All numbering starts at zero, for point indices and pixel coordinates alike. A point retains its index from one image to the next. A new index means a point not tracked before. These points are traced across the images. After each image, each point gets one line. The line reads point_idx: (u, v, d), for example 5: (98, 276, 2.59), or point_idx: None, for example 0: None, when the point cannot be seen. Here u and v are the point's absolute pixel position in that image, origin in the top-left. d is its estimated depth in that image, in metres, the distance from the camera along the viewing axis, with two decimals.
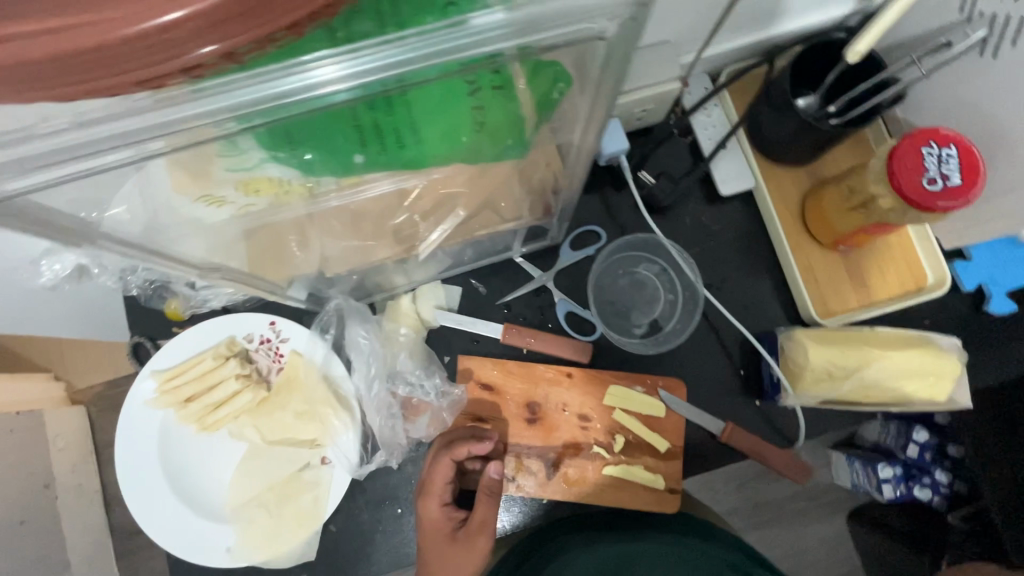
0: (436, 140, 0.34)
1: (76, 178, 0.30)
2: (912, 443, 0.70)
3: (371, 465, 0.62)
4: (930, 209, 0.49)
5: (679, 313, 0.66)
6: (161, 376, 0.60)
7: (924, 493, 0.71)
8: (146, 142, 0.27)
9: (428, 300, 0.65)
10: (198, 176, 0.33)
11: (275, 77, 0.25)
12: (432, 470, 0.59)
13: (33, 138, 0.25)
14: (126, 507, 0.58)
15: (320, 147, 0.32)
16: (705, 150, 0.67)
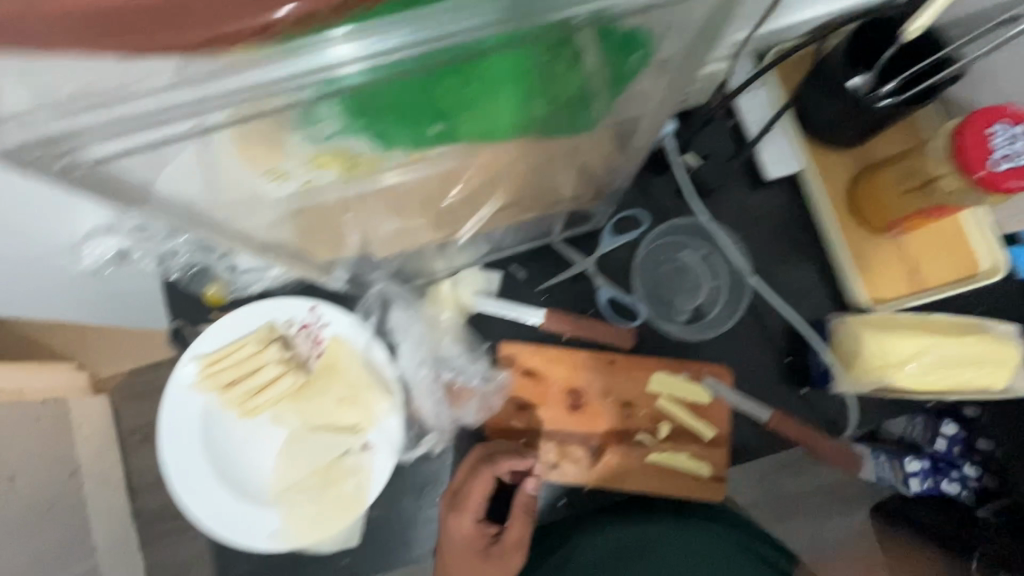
0: (508, 112, 0.33)
1: (152, 147, 0.29)
2: (940, 436, 0.73)
3: (416, 450, 0.63)
4: (999, 189, 0.48)
5: (723, 299, 0.64)
6: (204, 360, 0.60)
7: (953, 486, 0.73)
8: (219, 110, 0.27)
9: (468, 286, 0.64)
10: (265, 149, 0.32)
11: (300, 54, 0.25)
12: (468, 489, 0.59)
13: (127, 100, 0.25)
14: (169, 490, 0.58)
15: (400, 118, 0.31)
16: (750, 133, 0.66)
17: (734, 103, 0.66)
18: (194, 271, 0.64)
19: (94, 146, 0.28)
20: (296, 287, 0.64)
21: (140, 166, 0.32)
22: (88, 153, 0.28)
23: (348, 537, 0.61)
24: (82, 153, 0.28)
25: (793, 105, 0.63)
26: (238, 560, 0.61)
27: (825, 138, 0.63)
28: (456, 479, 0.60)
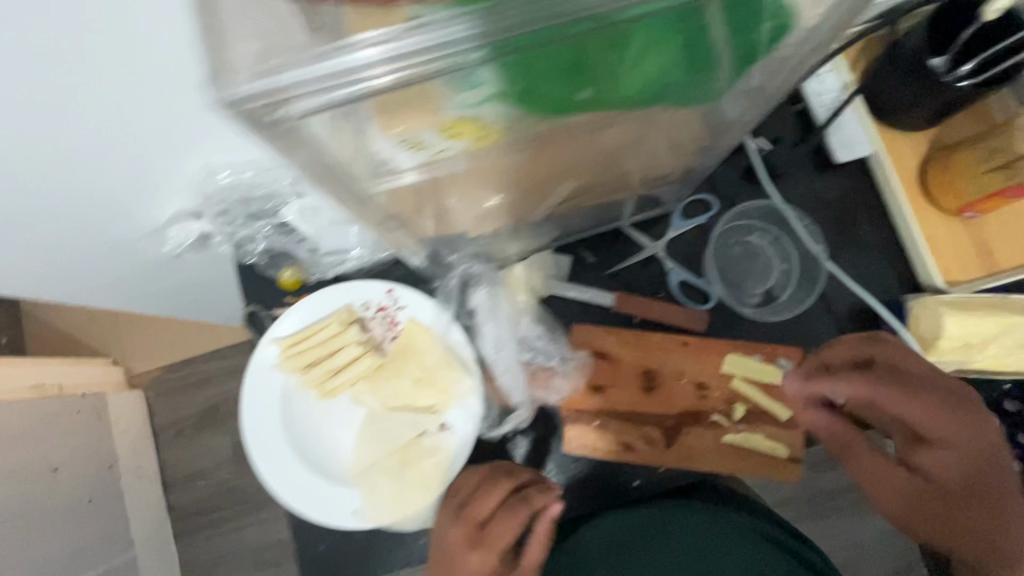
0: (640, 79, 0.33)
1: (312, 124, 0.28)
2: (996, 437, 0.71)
3: (502, 428, 0.63)
4: None
5: (795, 282, 0.65)
6: (285, 342, 0.61)
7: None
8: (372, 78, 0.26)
9: (540, 271, 0.64)
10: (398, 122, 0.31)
11: (335, 53, 0.25)
12: (495, 526, 0.60)
13: (342, 51, 0.25)
14: (255, 469, 0.59)
15: (553, 82, 0.30)
16: (818, 118, 0.66)
17: (802, 88, 0.66)
18: (270, 254, 0.65)
19: (301, 100, 0.25)
20: (371, 271, 0.65)
21: (310, 143, 0.29)
22: (292, 108, 0.25)
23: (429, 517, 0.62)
24: (280, 112, 0.25)
25: (863, 89, 0.63)
26: (317, 538, 0.62)
27: (894, 122, 0.63)
28: (482, 511, 0.59)
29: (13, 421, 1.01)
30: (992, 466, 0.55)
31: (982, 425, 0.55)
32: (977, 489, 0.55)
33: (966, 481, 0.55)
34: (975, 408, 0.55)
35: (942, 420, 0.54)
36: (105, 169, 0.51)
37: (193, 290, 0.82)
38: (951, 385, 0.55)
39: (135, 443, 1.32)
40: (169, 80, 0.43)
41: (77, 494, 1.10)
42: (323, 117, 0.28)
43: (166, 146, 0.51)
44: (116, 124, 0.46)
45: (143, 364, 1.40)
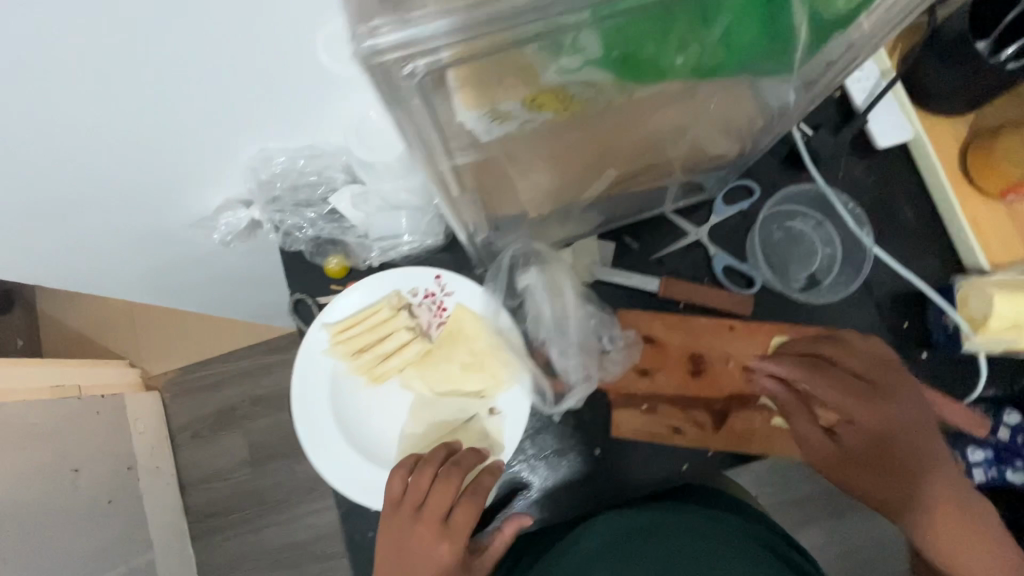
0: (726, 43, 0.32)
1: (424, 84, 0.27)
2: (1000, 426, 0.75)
3: (561, 405, 0.62)
4: None
5: (838, 267, 0.66)
6: (334, 328, 0.61)
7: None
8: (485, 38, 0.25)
9: (584, 257, 0.65)
10: (489, 88, 0.31)
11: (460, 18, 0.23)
12: (458, 513, 0.54)
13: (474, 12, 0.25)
14: (306, 454, 0.59)
15: (654, 42, 0.30)
16: (858, 104, 0.66)
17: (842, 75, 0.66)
18: (318, 242, 0.66)
19: (433, 63, 0.26)
20: (418, 258, 0.66)
21: (409, 106, 0.30)
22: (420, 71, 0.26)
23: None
24: (411, 72, 0.26)
25: (903, 76, 0.64)
26: (366, 525, 0.62)
27: (932, 109, 0.64)
28: (441, 507, 0.54)
29: (36, 422, 1.00)
30: (908, 442, 0.53)
31: (900, 402, 0.55)
32: (891, 462, 0.53)
33: (885, 455, 0.53)
34: (886, 385, 0.56)
35: (853, 392, 0.55)
36: (168, 153, 0.52)
37: (227, 281, 0.82)
38: (867, 367, 0.57)
39: (152, 445, 1.32)
40: (247, 73, 0.45)
41: (98, 495, 1.10)
42: (436, 80, 0.29)
43: (231, 135, 0.53)
44: (188, 112, 0.47)
45: (160, 365, 1.40)
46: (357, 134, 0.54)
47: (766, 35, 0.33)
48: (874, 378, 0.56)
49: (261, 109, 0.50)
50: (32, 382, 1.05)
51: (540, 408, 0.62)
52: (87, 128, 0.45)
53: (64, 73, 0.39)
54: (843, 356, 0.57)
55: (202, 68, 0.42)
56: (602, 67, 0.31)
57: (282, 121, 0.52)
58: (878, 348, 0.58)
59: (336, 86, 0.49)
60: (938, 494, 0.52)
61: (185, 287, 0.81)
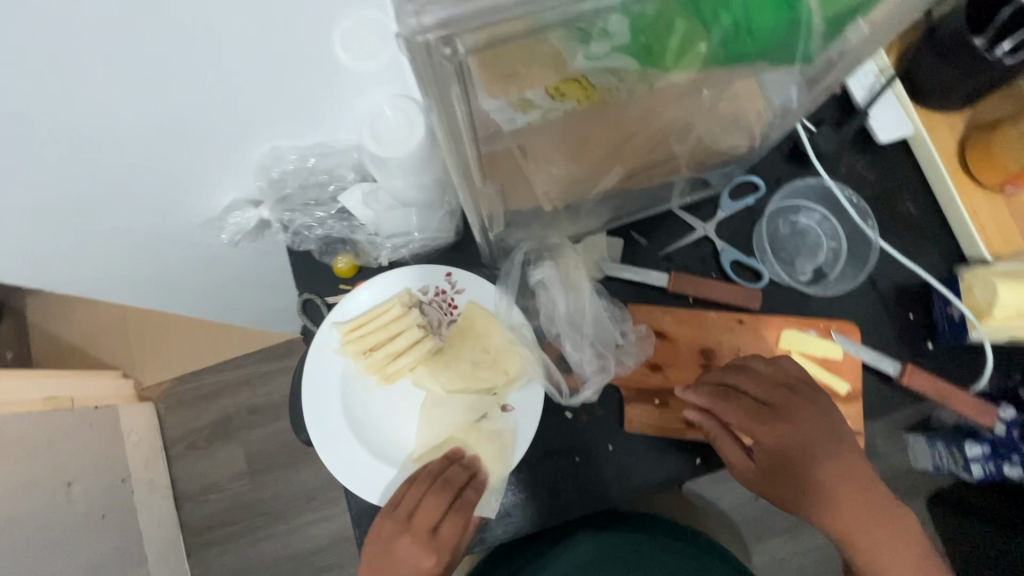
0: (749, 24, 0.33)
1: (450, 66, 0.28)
2: None
3: (581, 396, 0.61)
4: None
5: (844, 259, 0.66)
6: (345, 327, 0.61)
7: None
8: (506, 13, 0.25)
9: (594, 253, 0.65)
10: (511, 76, 0.32)
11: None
12: (445, 526, 0.57)
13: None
14: (318, 453, 0.58)
15: (679, 22, 0.32)
16: (858, 101, 0.67)
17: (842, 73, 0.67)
18: (327, 241, 0.66)
19: (469, 38, 0.26)
20: (428, 256, 0.66)
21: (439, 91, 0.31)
22: (459, 45, 0.26)
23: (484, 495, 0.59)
24: (451, 47, 0.26)
25: (902, 72, 0.65)
26: None
27: (930, 105, 0.66)
28: (434, 518, 0.56)
29: (28, 434, 0.98)
30: (809, 461, 0.55)
31: (798, 425, 0.56)
32: (794, 479, 0.55)
33: (789, 474, 0.55)
34: (787, 408, 0.57)
35: (750, 416, 0.57)
36: (184, 151, 0.52)
37: (227, 284, 0.82)
38: (769, 392, 0.58)
39: (147, 457, 1.29)
40: (263, 72, 0.45)
41: (92, 509, 1.07)
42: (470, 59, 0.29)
43: (248, 133, 0.53)
44: (203, 110, 0.47)
45: (153, 376, 1.37)
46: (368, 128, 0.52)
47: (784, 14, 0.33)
48: (773, 401, 0.58)
49: (276, 107, 0.50)
50: (24, 395, 1.03)
51: (558, 399, 0.61)
52: (104, 123, 0.45)
53: (83, 66, 0.39)
54: (746, 384, 0.59)
55: (222, 63, 0.43)
56: (627, 53, 0.31)
57: (296, 119, 0.53)
58: (785, 370, 0.59)
59: (348, 81, 0.49)
60: (849, 503, 0.54)
61: (193, 290, 0.81)
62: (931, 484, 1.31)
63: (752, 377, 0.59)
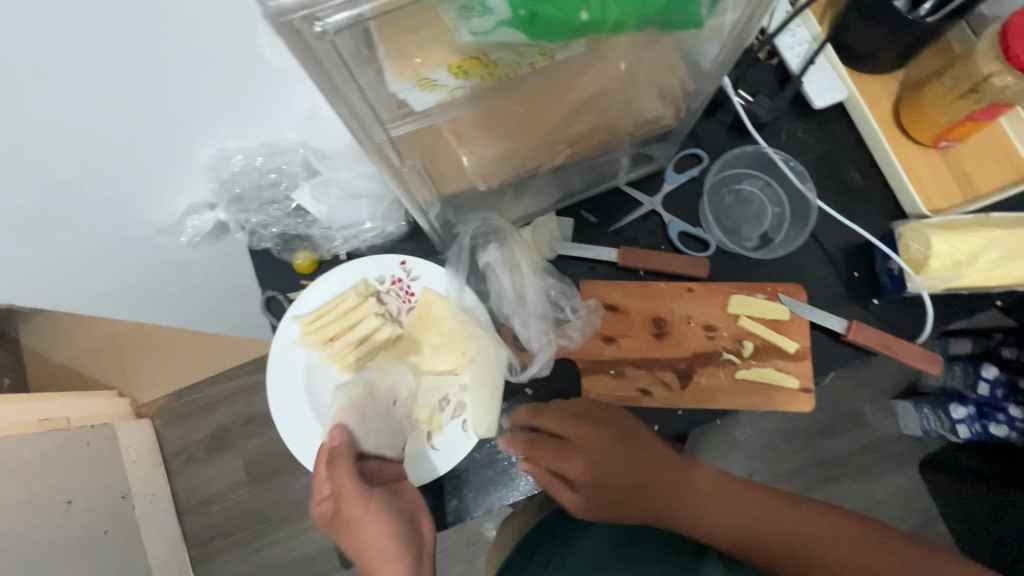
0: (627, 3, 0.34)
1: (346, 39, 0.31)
2: (980, 380, 1.12)
3: (529, 371, 0.63)
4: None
5: (788, 223, 0.68)
6: (304, 319, 0.63)
7: (1000, 428, 1.08)
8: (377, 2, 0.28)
9: (545, 234, 0.67)
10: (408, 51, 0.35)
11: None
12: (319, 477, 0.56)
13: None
14: (285, 442, 0.60)
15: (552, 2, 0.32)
16: (793, 68, 0.69)
17: (775, 43, 0.69)
18: (285, 239, 0.67)
19: (339, 13, 0.27)
20: (384, 246, 0.67)
21: (341, 74, 0.33)
22: (328, 24, 0.28)
23: (436, 466, 0.60)
24: (320, 26, 0.28)
25: (833, 38, 0.67)
26: None
27: (862, 67, 0.68)
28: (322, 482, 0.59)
29: (25, 455, 0.99)
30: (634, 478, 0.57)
31: (597, 452, 0.57)
32: (627, 494, 0.57)
33: (623, 496, 0.57)
34: (575, 438, 0.58)
35: (553, 450, 0.58)
36: (134, 160, 0.54)
37: (203, 290, 0.84)
38: (569, 424, 0.58)
39: (147, 472, 1.31)
40: (198, 77, 0.47)
41: (94, 525, 1.09)
42: (349, 33, 0.30)
43: (192, 135, 0.55)
44: (146, 118, 0.49)
45: (150, 392, 1.39)
46: (314, 125, 0.57)
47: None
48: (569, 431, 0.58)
49: (215, 108, 0.52)
50: (20, 417, 1.05)
51: (509, 377, 0.63)
52: (49, 140, 0.46)
53: (22, 89, 0.41)
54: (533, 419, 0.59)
55: (156, 70, 0.44)
56: (511, 27, 0.33)
57: (241, 119, 0.55)
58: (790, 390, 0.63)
59: (284, 80, 0.51)
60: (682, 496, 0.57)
61: (167, 297, 0.83)
62: (921, 447, 1.31)
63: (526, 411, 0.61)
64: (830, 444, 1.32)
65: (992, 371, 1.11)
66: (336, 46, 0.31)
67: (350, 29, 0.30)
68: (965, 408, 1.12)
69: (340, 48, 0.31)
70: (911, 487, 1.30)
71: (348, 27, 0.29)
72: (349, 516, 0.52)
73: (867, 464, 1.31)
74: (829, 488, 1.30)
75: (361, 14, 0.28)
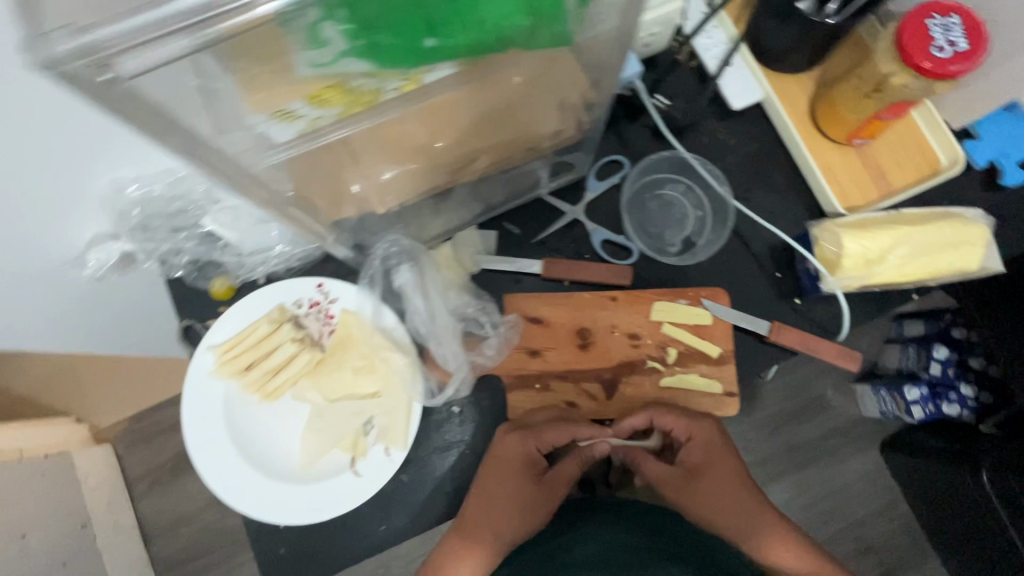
0: (485, 25, 0.33)
1: (163, 79, 0.29)
2: (934, 361, 1.05)
3: (445, 392, 0.62)
4: (921, 68, 0.52)
5: (709, 227, 0.68)
6: (219, 349, 0.60)
7: (953, 408, 1.03)
8: (186, 39, 0.27)
9: (468, 248, 0.66)
10: (257, 86, 0.34)
11: (165, 42, 0.26)
12: (548, 429, 0.58)
13: (147, 7, 0.25)
14: (203, 478, 0.58)
15: (391, 32, 0.31)
16: (712, 70, 0.68)
17: (693, 45, 0.68)
18: (199, 266, 0.65)
19: (124, 59, 0.26)
20: (303, 268, 0.66)
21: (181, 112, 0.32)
22: (115, 71, 0.26)
23: (361, 492, 0.59)
24: (107, 73, 0.26)
25: (747, 38, 0.67)
26: (275, 540, 0.62)
27: (777, 67, 0.68)
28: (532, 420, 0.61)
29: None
30: (724, 473, 0.59)
31: (711, 444, 0.59)
32: (725, 483, 0.59)
33: (704, 474, 0.59)
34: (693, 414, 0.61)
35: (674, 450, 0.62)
36: (24, 203, 0.51)
37: (124, 332, 0.76)
38: (699, 426, 0.59)
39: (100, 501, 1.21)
40: (67, 96, 0.44)
41: (52, 562, 1.02)
42: (160, 76, 0.29)
43: (82, 162, 0.52)
44: (24, 156, 0.46)
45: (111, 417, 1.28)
46: None
47: (529, 12, 0.34)
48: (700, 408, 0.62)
49: (100, 132, 0.50)
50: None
51: (427, 403, 0.62)
52: None
53: None
54: (688, 423, 0.59)
55: (14, 85, 0.40)
56: (353, 57, 0.32)
57: (131, 141, 0.53)
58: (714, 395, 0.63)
59: None
60: (760, 531, 0.58)
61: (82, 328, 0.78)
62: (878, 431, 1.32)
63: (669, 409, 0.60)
64: (798, 430, 1.27)
65: (943, 351, 1.05)
66: (154, 86, 0.29)
67: (157, 71, 0.28)
68: (918, 390, 1.05)
69: (161, 88, 0.29)
70: (875, 469, 1.26)
71: (145, 71, 0.27)
72: (549, 484, 0.59)
73: (832, 448, 1.27)
74: (799, 473, 1.26)
75: (155, 58, 0.27)
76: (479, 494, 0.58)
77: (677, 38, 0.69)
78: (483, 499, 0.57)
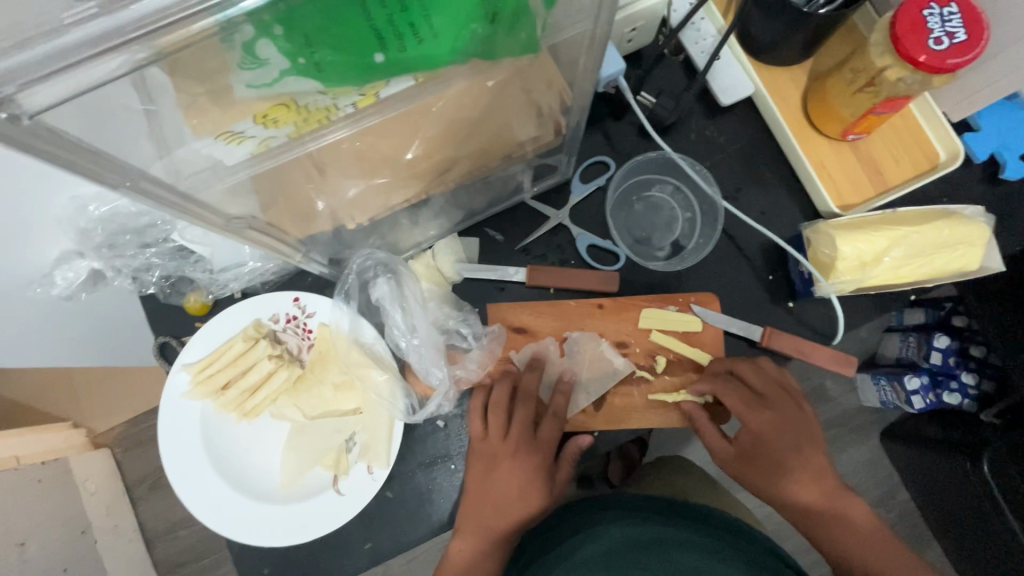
0: (435, 34, 0.31)
1: (87, 101, 0.27)
2: (935, 351, 0.95)
3: (427, 408, 0.60)
4: (917, 62, 0.49)
5: (699, 229, 0.66)
6: (192, 368, 0.58)
7: (953, 397, 0.95)
8: (110, 62, 0.26)
9: (447, 256, 0.63)
10: (200, 110, 0.32)
11: (86, 70, 0.25)
12: (544, 430, 0.58)
13: (51, 37, 0.24)
14: (180, 502, 0.56)
15: (333, 45, 0.30)
16: (699, 64, 0.65)
17: (680, 38, 0.65)
18: (171, 283, 0.63)
19: (27, 94, 0.25)
20: (279, 280, 0.64)
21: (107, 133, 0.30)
22: (17, 106, 0.25)
23: (343, 512, 0.57)
24: (6, 112, 0.25)
25: (736, 30, 0.64)
26: (260, 559, 0.61)
27: (768, 60, 0.65)
28: (501, 415, 0.58)
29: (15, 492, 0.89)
30: (788, 453, 0.55)
31: (781, 415, 0.56)
32: (773, 465, 0.55)
33: (767, 444, 0.56)
34: (773, 397, 0.57)
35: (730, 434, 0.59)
36: None
37: (102, 349, 0.73)
38: (753, 415, 0.56)
39: (110, 505, 1.09)
40: None
41: None
42: (77, 107, 0.27)
43: (40, 179, 0.51)
44: None
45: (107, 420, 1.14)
46: None
47: (482, 18, 0.32)
48: (767, 394, 0.57)
49: None
50: (26, 448, 0.96)
51: (408, 419, 0.60)
52: None
53: None
54: (743, 411, 0.56)
55: None
56: (296, 76, 0.31)
57: None
58: (764, 373, 0.59)
59: None
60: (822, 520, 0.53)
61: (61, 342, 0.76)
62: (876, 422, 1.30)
63: (730, 389, 0.57)
64: None
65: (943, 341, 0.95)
66: (72, 109, 0.27)
67: (74, 101, 0.27)
68: (919, 378, 0.98)
69: (81, 114, 0.28)
70: (874, 457, 1.24)
71: (55, 105, 0.26)
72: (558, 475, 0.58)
73: (830, 439, 1.25)
74: None
75: (64, 91, 0.26)
76: (474, 508, 0.56)
77: (663, 31, 0.66)
78: (488, 514, 0.55)
